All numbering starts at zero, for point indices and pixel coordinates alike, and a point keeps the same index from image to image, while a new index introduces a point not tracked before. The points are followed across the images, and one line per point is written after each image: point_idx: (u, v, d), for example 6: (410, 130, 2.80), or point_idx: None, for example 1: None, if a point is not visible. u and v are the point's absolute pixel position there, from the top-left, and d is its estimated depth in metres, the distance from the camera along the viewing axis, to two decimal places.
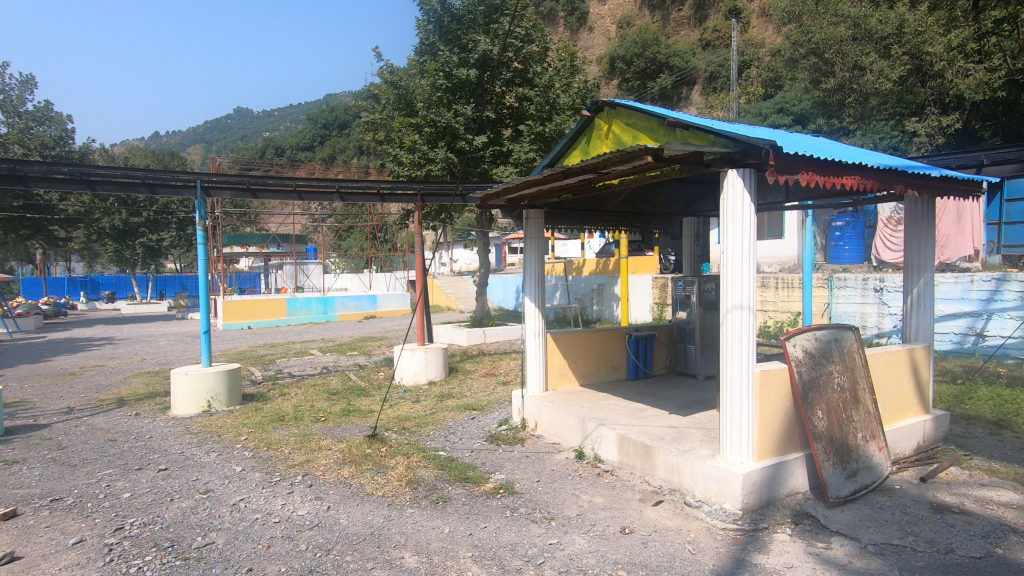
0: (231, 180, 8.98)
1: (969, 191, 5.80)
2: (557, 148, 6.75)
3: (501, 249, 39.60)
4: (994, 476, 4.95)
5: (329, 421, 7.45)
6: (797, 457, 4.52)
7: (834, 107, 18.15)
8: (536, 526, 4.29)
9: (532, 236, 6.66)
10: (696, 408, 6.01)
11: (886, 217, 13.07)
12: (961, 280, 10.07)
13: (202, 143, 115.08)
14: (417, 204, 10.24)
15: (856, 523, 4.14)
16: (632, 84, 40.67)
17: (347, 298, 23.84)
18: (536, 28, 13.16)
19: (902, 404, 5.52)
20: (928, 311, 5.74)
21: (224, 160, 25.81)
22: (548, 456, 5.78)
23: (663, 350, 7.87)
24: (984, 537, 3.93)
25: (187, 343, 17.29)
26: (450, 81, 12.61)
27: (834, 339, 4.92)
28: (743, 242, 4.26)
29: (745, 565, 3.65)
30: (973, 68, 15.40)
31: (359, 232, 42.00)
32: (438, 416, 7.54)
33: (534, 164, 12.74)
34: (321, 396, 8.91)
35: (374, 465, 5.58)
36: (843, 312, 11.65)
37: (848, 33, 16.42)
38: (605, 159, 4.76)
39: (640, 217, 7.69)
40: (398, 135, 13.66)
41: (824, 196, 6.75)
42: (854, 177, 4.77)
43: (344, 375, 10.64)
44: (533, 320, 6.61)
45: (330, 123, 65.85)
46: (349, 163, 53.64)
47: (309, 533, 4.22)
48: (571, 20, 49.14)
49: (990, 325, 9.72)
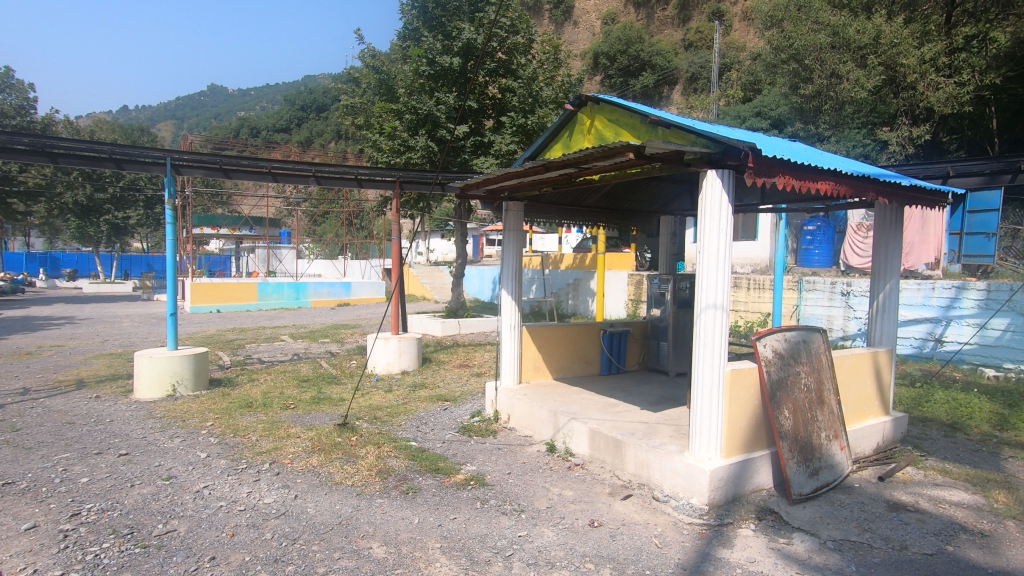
0: (204, 159, 8.65)
1: (935, 202, 5.96)
2: (540, 141, 6.70)
3: (478, 240, 39.73)
4: (947, 476, 5.15)
5: (298, 409, 7.33)
6: (763, 455, 4.62)
7: (810, 113, 18.48)
8: (505, 518, 4.30)
9: (511, 228, 6.61)
10: (666, 404, 6.10)
11: (856, 224, 13.59)
12: (923, 287, 10.39)
13: (174, 119, 111.55)
14: (395, 191, 10.08)
15: (816, 520, 4.25)
16: (614, 80, 40.82)
17: (320, 285, 23.48)
18: (520, 19, 13.09)
19: (864, 405, 5.69)
20: (892, 316, 5.90)
21: (197, 138, 25.13)
22: (520, 448, 5.80)
23: (637, 346, 7.95)
24: (936, 535, 4.09)
25: (152, 325, 16.82)
26: (432, 68, 12.45)
27: (803, 341, 5.03)
28: (719, 242, 4.31)
29: (709, 560, 3.72)
30: (943, 82, 15.84)
31: (334, 219, 41.37)
32: (410, 407, 7.48)
33: (514, 157, 12.63)
34: (291, 383, 8.78)
35: (343, 454, 5.52)
36: (811, 313, 11.97)
37: (828, 41, 16.67)
38: (586, 154, 4.75)
39: (618, 214, 7.72)
40: (378, 121, 13.44)
41: (798, 201, 6.86)
42: (829, 183, 4.85)
43: (315, 363, 10.50)
44: (509, 313, 6.59)
45: (308, 105, 64.76)
46: (327, 147, 52.63)
47: (274, 522, 4.15)
48: (557, 13, 49.07)
49: (948, 331, 10.09)
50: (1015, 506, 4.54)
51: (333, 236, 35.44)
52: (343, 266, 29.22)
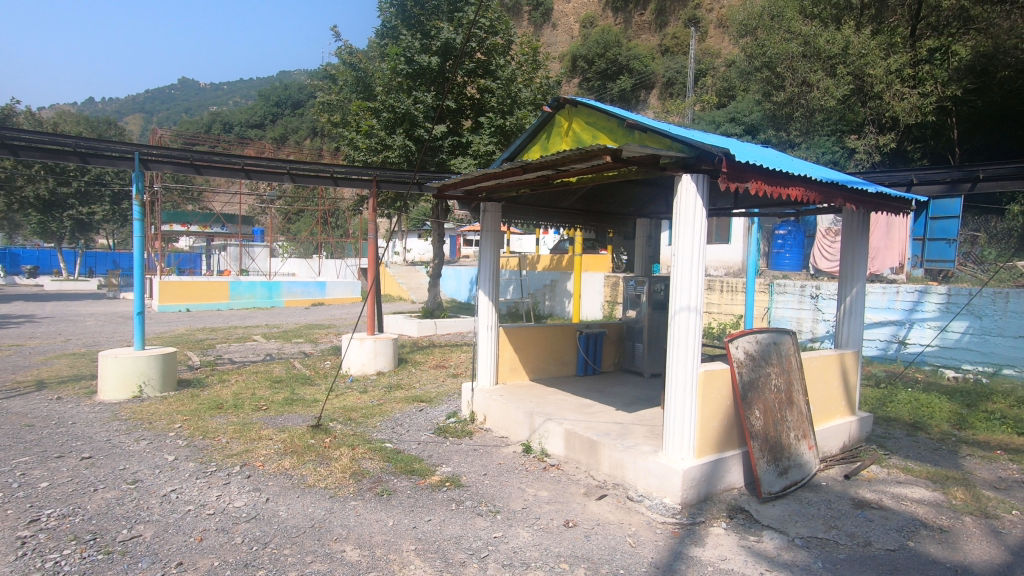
0: (173, 153, 8.46)
1: (900, 208, 6.13)
2: (518, 142, 6.70)
3: (456, 240, 39.62)
4: (909, 474, 5.32)
5: (270, 410, 7.21)
6: (734, 455, 4.71)
7: (782, 120, 18.89)
8: (481, 519, 4.29)
9: (488, 229, 6.60)
10: (641, 405, 6.17)
11: (824, 229, 13.98)
12: (888, 290, 10.72)
13: (142, 112, 108.44)
14: (372, 190, 9.98)
15: (785, 517, 4.35)
16: (592, 83, 41.16)
17: (294, 284, 23.13)
18: (499, 21, 13.11)
19: (831, 405, 5.85)
20: (859, 319, 6.07)
21: (167, 133, 24.52)
22: (495, 449, 5.80)
23: (613, 347, 8.01)
24: (898, 531, 4.22)
25: (118, 323, 16.34)
26: (410, 67, 12.37)
27: (774, 343, 5.14)
28: (693, 245, 4.38)
29: (682, 558, 3.77)
30: (908, 92, 16.37)
31: (309, 217, 40.81)
32: (386, 408, 7.43)
33: (492, 157, 12.65)
34: (263, 384, 8.62)
35: (316, 456, 5.45)
36: (781, 316, 12.25)
37: (799, 50, 17.06)
38: (564, 156, 4.78)
39: (595, 216, 7.78)
40: (355, 119, 13.31)
41: (770, 205, 7.02)
42: (799, 189, 4.96)
43: (288, 363, 10.33)
44: (486, 314, 6.58)
45: (282, 101, 63.81)
46: (302, 145, 51.86)
47: (245, 526, 4.07)
48: (536, 15, 49.34)
49: (911, 334, 10.42)
50: (972, 502, 4.72)
51: (308, 234, 34.92)
52: (318, 265, 28.87)
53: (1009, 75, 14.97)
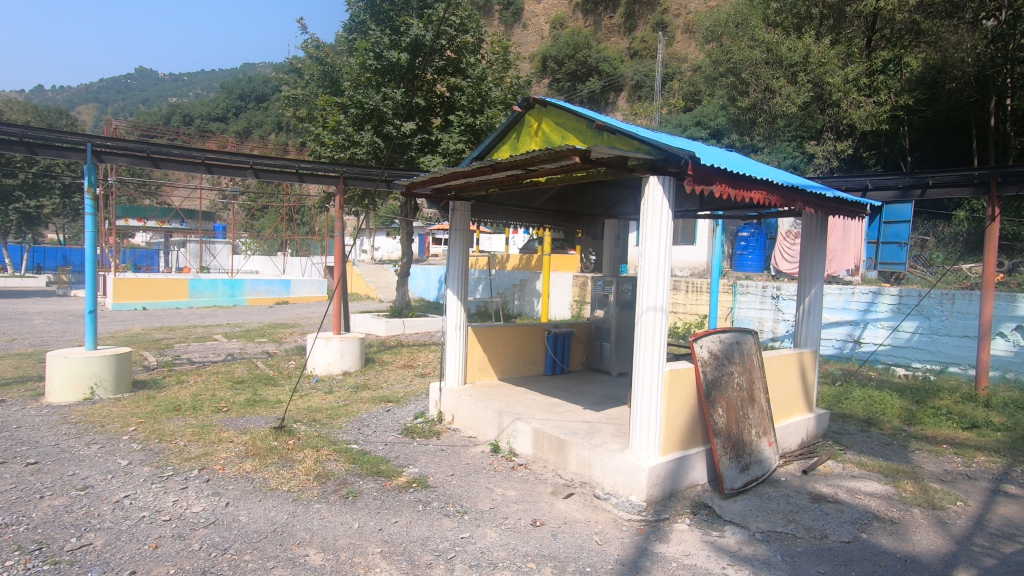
0: (129, 146, 8.11)
1: (857, 213, 6.34)
2: (487, 141, 6.68)
3: (425, 239, 39.34)
4: (862, 469, 5.53)
5: (231, 412, 7.01)
6: (698, 452, 4.80)
7: (746, 125, 19.52)
8: (448, 520, 4.26)
9: (457, 228, 6.56)
10: (608, 404, 6.24)
11: (784, 231, 14.39)
12: (844, 291, 11.11)
13: (96, 102, 104.11)
14: (338, 187, 9.80)
15: (746, 513, 4.46)
16: (562, 84, 41.42)
17: (257, 282, 22.58)
18: (470, 18, 13.01)
19: (790, 403, 6.03)
20: (817, 319, 6.26)
21: (122, 124, 23.58)
22: (464, 449, 5.77)
23: (581, 346, 8.07)
24: (852, 523, 4.38)
25: (68, 322, 15.63)
26: (379, 62, 12.18)
27: (736, 342, 5.26)
28: (660, 246, 4.45)
29: (647, 554, 3.82)
30: (864, 101, 16.92)
31: (273, 213, 39.90)
32: (352, 408, 7.32)
33: (462, 156, 12.57)
34: (224, 385, 8.36)
35: (279, 459, 5.31)
36: (744, 316, 12.57)
37: (763, 57, 17.77)
38: (533, 156, 4.78)
39: (564, 216, 7.82)
40: (322, 114, 13.09)
41: (733, 208, 7.19)
42: (762, 192, 5.09)
43: (251, 363, 10.06)
44: (454, 313, 6.54)
45: (246, 95, 62.28)
46: (266, 139, 50.54)
47: (203, 532, 3.94)
48: (506, 14, 49.44)
49: (865, 333, 10.83)
50: (921, 495, 4.93)
51: (273, 231, 34.10)
52: (283, 263, 28.26)
53: (956, 87, 16.11)
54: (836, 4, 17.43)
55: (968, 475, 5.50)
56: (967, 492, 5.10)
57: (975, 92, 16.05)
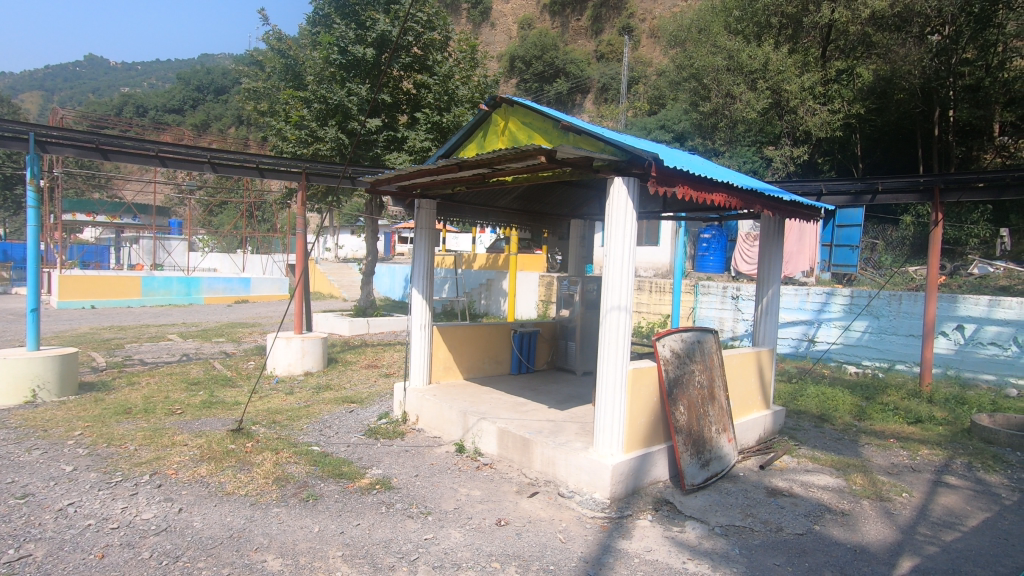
0: (77, 136, 7.73)
1: (812, 216, 6.55)
2: (453, 139, 6.63)
3: (390, 237, 38.90)
4: (816, 463, 5.73)
5: (185, 414, 6.75)
6: (660, 450, 4.88)
7: (708, 129, 20.02)
8: (411, 521, 4.21)
9: (423, 227, 6.49)
10: (572, 403, 6.29)
11: (744, 233, 14.88)
12: (800, 292, 11.50)
13: (41, 90, 99.10)
14: (300, 183, 9.56)
15: (706, 508, 4.57)
16: (529, 85, 41.51)
17: (215, 280, 21.87)
18: (437, 15, 12.91)
19: (748, 400, 6.20)
20: (773, 318, 6.47)
21: (69, 112, 22.44)
22: (428, 450, 5.71)
23: (546, 346, 8.11)
24: (806, 516, 4.54)
25: (9, 321, 14.81)
26: (344, 57, 11.93)
27: (697, 341, 5.38)
28: (624, 247, 4.51)
29: (610, 551, 3.87)
30: (819, 109, 17.47)
31: (232, 209, 38.71)
32: (313, 410, 7.16)
33: (428, 154, 12.47)
34: (178, 387, 8.07)
35: (236, 462, 5.15)
36: (705, 315, 12.86)
37: (724, 63, 18.32)
38: (499, 155, 4.78)
39: (530, 216, 7.85)
40: (285, 108, 12.80)
41: (695, 210, 7.32)
42: (723, 195, 5.21)
43: (207, 364, 9.71)
44: (419, 312, 6.47)
45: (204, 87, 60.46)
46: (225, 133, 48.97)
47: (154, 540, 3.79)
48: (474, 13, 49.38)
49: (819, 332, 11.25)
50: (870, 487, 5.14)
51: (231, 227, 33.09)
52: (242, 261, 27.44)
53: (904, 98, 16.95)
54: (795, 14, 17.95)
55: (913, 468, 5.77)
56: (912, 483, 5.35)
57: (922, 104, 16.85)
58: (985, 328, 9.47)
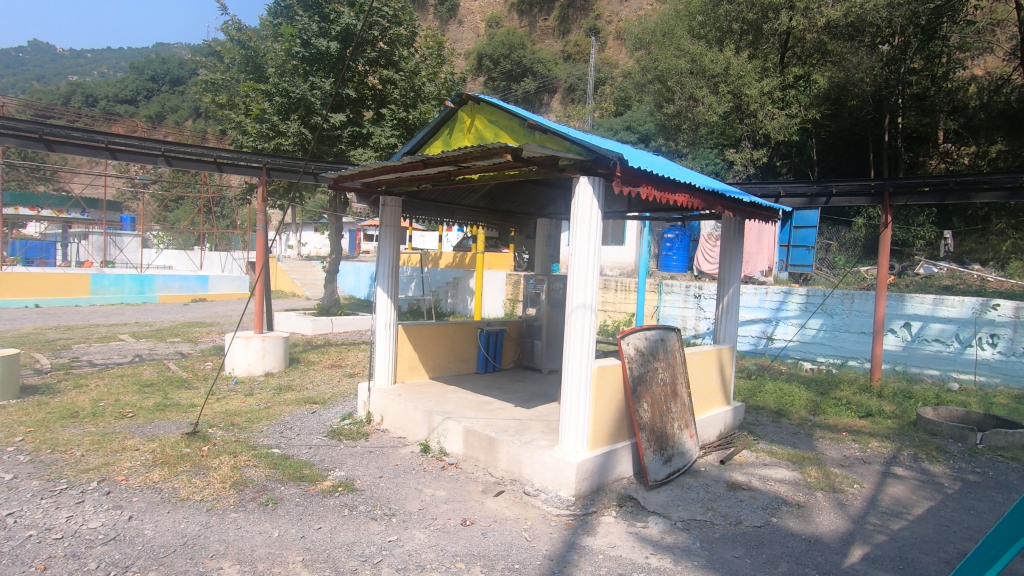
0: (19, 125, 7.33)
1: (770, 217, 6.72)
2: (420, 136, 6.56)
3: (355, 235, 38.29)
4: (773, 457, 5.91)
5: (137, 418, 6.47)
6: (624, 447, 4.94)
7: (672, 131, 20.38)
8: (375, 524, 4.14)
9: (388, 224, 6.40)
10: (538, 401, 6.31)
11: (707, 234, 15.22)
12: (759, 291, 11.83)
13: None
14: (260, 178, 9.29)
15: (669, 503, 4.65)
16: (497, 83, 41.39)
17: (170, 277, 21.10)
18: (403, 11, 12.76)
19: (709, 397, 6.34)
20: (734, 317, 6.63)
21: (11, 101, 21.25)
22: (392, 451, 5.63)
23: (512, 344, 8.12)
24: (764, 508, 4.66)
25: None
26: (307, 50, 11.65)
27: (661, 339, 5.47)
28: (589, 246, 4.54)
29: (575, 548, 3.89)
30: (778, 113, 18.05)
31: (190, 205, 37.39)
32: (274, 411, 6.97)
33: (394, 151, 12.30)
34: (130, 389, 7.73)
35: (192, 467, 4.97)
36: (668, 314, 13.08)
37: (687, 67, 18.68)
38: (465, 152, 4.74)
39: (497, 214, 7.83)
40: (245, 101, 12.46)
41: (659, 210, 7.44)
42: (685, 195, 5.30)
43: (161, 365, 9.34)
44: (384, 311, 6.38)
45: (159, 77, 58.27)
46: (181, 125, 47.23)
47: (101, 549, 3.61)
48: (441, 10, 49.03)
49: (777, 330, 11.60)
50: (824, 479, 5.32)
51: (188, 223, 31.95)
52: (200, 258, 26.55)
53: (856, 104, 17.76)
54: (755, 20, 18.41)
55: (863, 460, 6.01)
56: (862, 475, 5.58)
57: (873, 111, 17.57)
58: (930, 325, 9.93)
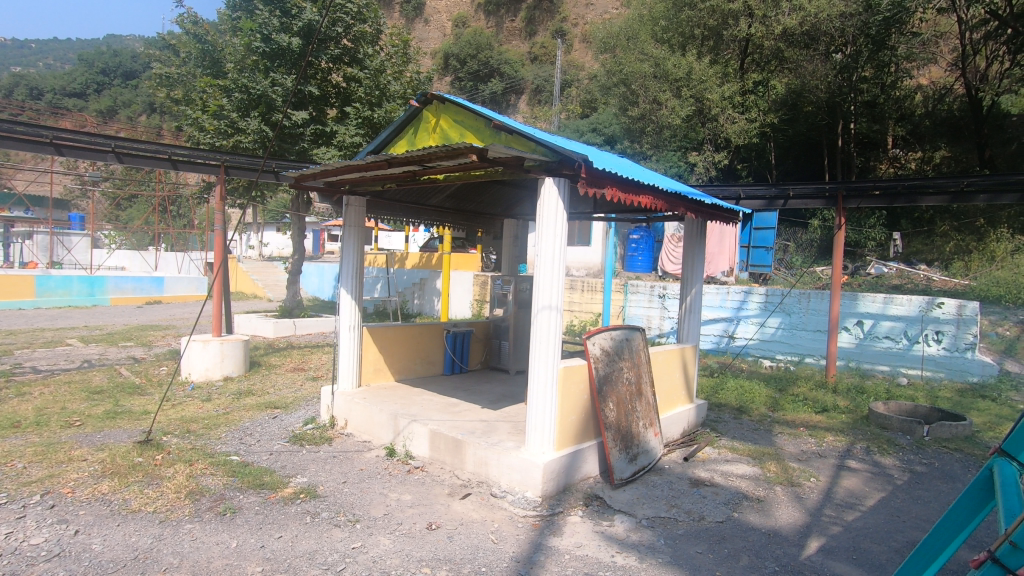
0: None
1: (731, 219, 6.86)
2: (384, 135, 6.47)
3: (319, 235, 37.57)
4: (735, 453, 6.05)
5: (85, 427, 6.17)
6: (590, 446, 4.97)
7: (636, 133, 20.66)
8: (338, 530, 4.05)
9: (351, 224, 6.26)
10: (505, 402, 6.29)
11: (670, 235, 15.51)
12: (720, 291, 12.10)
13: None
14: (218, 176, 9.00)
15: (634, 501, 4.70)
16: (464, 83, 41.19)
17: (122, 279, 20.24)
18: (368, 7, 12.51)
19: (673, 395, 6.45)
20: (697, 316, 6.77)
21: None
22: (356, 455, 5.53)
23: (479, 346, 8.09)
24: (726, 504, 4.77)
25: None
26: (267, 45, 11.33)
27: (626, 339, 5.53)
28: (554, 247, 4.55)
29: (541, 549, 3.89)
30: (738, 117, 18.55)
31: (144, 203, 35.97)
32: (233, 417, 6.75)
33: (359, 150, 12.09)
34: (77, 396, 7.37)
35: (144, 477, 4.76)
36: (634, 314, 13.26)
37: (650, 71, 18.97)
38: (429, 152, 4.69)
39: (463, 215, 7.79)
40: (201, 97, 12.06)
41: (624, 211, 7.53)
42: (648, 197, 5.37)
43: (112, 371, 8.93)
44: (348, 312, 6.24)
45: (110, 70, 55.98)
46: (135, 120, 45.46)
47: (43, 567, 3.42)
48: (407, 8, 48.61)
49: (738, 329, 11.88)
50: (782, 473, 5.48)
51: (142, 222, 30.73)
52: (155, 259, 25.58)
53: (812, 110, 18.25)
54: (716, 27, 18.90)
55: (819, 454, 6.21)
56: (818, 468, 5.76)
57: (827, 116, 18.17)
58: (880, 323, 10.36)
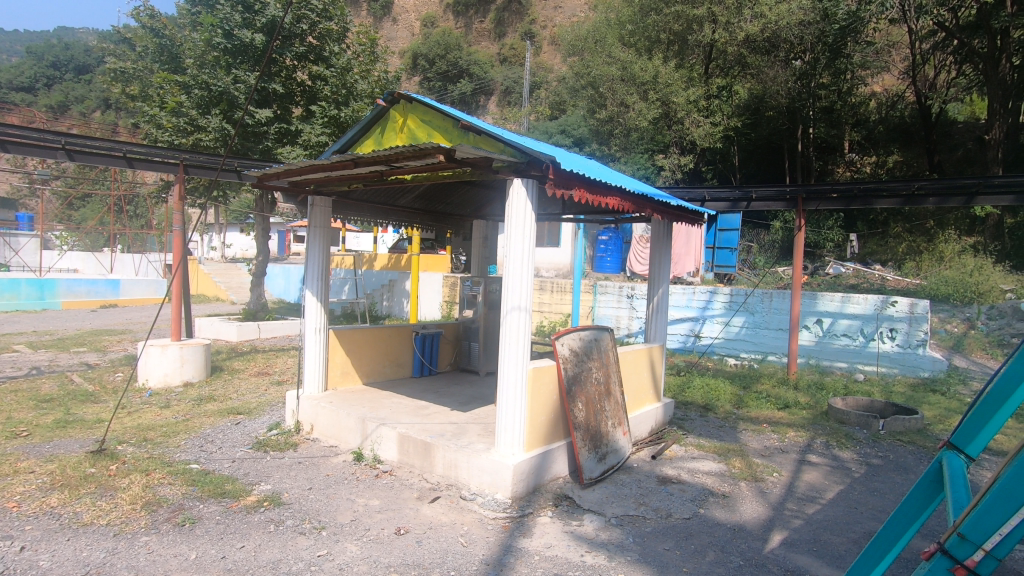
0: None
1: (696, 220, 6.97)
2: (350, 134, 6.37)
3: (285, 236, 36.79)
4: (701, 450, 6.16)
5: (32, 437, 5.87)
6: (560, 446, 4.99)
7: (604, 135, 20.86)
8: (303, 538, 3.96)
9: (317, 225, 6.13)
10: (475, 404, 6.26)
11: (638, 236, 15.73)
12: (687, 291, 12.33)
13: None
14: (176, 175, 8.70)
15: (603, 500, 4.73)
16: (433, 83, 40.96)
17: (75, 282, 19.42)
18: (334, 5, 12.24)
19: (641, 394, 6.53)
20: (664, 316, 6.86)
21: None
22: (323, 460, 5.42)
23: (449, 347, 8.03)
24: (692, 500, 4.85)
25: None
26: (229, 42, 10.96)
27: (594, 340, 5.57)
28: (523, 248, 4.55)
29: (512, 551, 3.88)
30: (702, 121, 19.04)
31: (98, 203, 34.56)
32: (193, 424, 6.53)
33: (325, 149, 11.89)
34: (25, 405, 7.02)
35: (97, 489, 4.56)
36: (603, 314, 13.39)
37: (617, 74, 19.19)
38: (396, 152, 4.64)
39: (432, 216, 7.72)
40: (159, 93, 11.69)
41: (593, 212, 7.58)
42: (616, 199, 5.42)
43: (63, 378, 8.53)
44: (313, 315, 6.12)
45: (61, 64, 53.73)
46: (89, 116, 43.75)
47: None
48: (375, 7, 48.13)
49: (704, 328, 12.11)
50: (747, 469, 5.60)
51: (96, 223, 29.53)
52: (110, 261, 24.62)
53: (772, 115, 18.75)
54: (681, 32, 19.27)
55: (782, 449, 6.38)
56: (781, 463, 5.91)
57: (787, 121, 18.70)
58: (838, 321, 10.72)
